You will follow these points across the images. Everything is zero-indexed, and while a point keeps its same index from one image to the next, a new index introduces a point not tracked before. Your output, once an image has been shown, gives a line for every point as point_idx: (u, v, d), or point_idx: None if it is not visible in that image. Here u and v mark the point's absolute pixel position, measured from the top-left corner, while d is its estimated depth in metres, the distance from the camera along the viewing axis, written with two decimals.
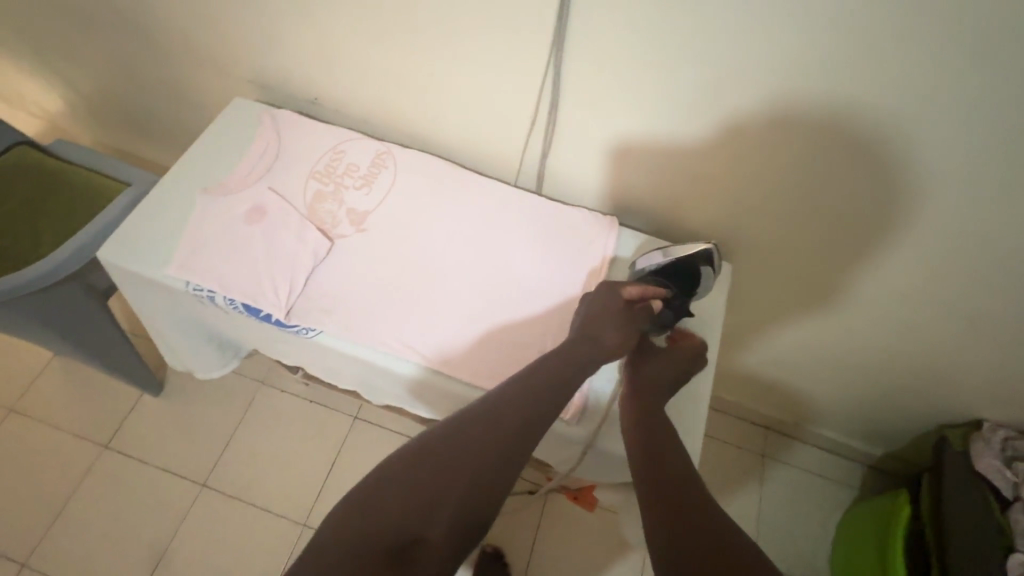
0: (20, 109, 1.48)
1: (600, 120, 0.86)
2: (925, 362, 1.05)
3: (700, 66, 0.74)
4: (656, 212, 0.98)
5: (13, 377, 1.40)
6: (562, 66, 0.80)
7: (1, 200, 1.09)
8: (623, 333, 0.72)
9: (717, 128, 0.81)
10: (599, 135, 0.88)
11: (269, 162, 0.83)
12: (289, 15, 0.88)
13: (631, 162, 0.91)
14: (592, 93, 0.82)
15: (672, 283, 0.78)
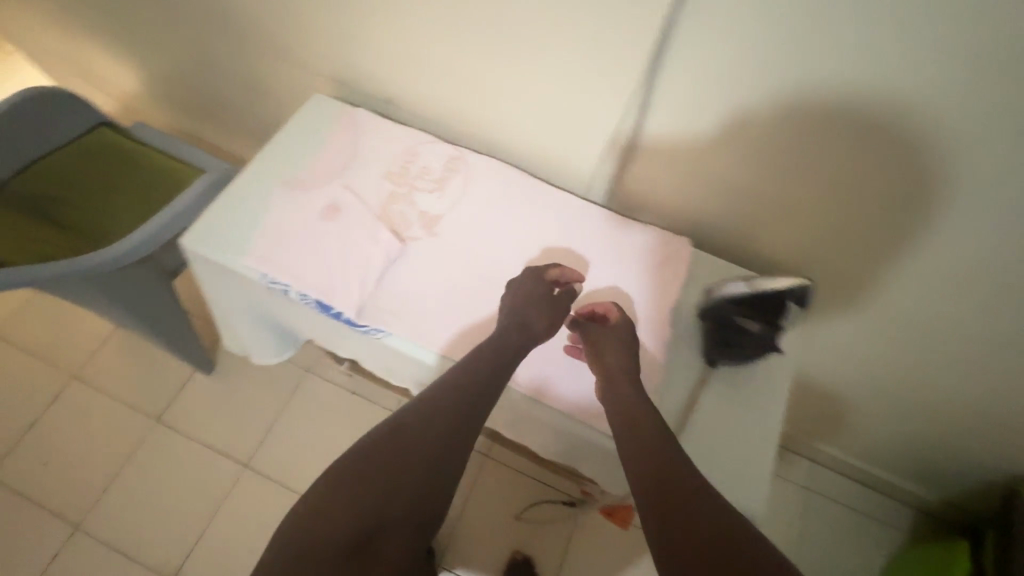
0: (100, 90, 1.55)
1: (683, 138, 0.83)
2: (1004, 411, 0.98)
3: (803, 92, 0.70)
4: (728, 234, 0.94)
5: (77, 345, 1.47)
6: (652, 82, 0.78)
7: (83, 176, 1.13)
8: (547, 313, 0.74)
9: (810, 156, 0.77)
10: (678, 153, 0.86)
11: (346, 160, 0.84)
12: (377, 16, 0.88)
13: (708, 182, 0.88)
14: (679, 112, 0.80)
15: (757, 315, 0.72)
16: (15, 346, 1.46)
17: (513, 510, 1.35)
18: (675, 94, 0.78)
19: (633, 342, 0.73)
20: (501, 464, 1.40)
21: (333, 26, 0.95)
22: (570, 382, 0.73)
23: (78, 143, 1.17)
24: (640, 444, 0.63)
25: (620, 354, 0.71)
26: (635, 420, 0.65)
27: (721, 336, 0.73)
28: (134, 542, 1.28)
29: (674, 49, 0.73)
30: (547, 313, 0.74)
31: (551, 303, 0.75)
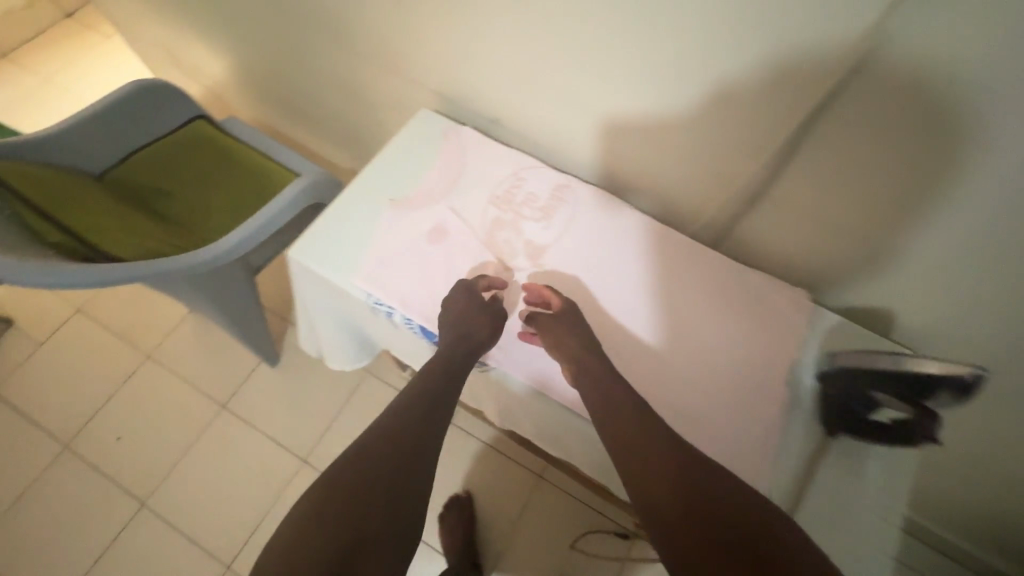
0: (191, 79, 1.59)
1: (824, 199, 0.72)
2: None
3: (1002, 180, 0.57)
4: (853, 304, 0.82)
5: (153, 326, 1.52)
6: (798, 135, 0.68)
7: (180, 170, 1.17)
8: (486, 322, 0.72)
9: (995, 250, 0.63)
10: (812, 213, 0.75)
11: (452, 180, 0.82)
12: (485, 38, 0.82)
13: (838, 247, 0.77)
14: (825, 171, 0.69)
15: (901, 393, 0.62)
16: (96, 321, 1.52)
17: (567, 538, 1.32)
18: (816, 161, 0.69)
19: (581, 319, 0.73)
20: (554, 487, 1.37)
21: (434, 45, 0.90)
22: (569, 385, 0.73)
23: (175, 136, 1.20)
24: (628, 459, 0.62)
25: (574, 333, 0.71)
26: (609, 411, 0.65)
27: (844, 408, 0.68)
28: (194, 525, 1.31)
29: (821, 114, 0.64)
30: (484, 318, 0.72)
31: (486, 312, 0.73)
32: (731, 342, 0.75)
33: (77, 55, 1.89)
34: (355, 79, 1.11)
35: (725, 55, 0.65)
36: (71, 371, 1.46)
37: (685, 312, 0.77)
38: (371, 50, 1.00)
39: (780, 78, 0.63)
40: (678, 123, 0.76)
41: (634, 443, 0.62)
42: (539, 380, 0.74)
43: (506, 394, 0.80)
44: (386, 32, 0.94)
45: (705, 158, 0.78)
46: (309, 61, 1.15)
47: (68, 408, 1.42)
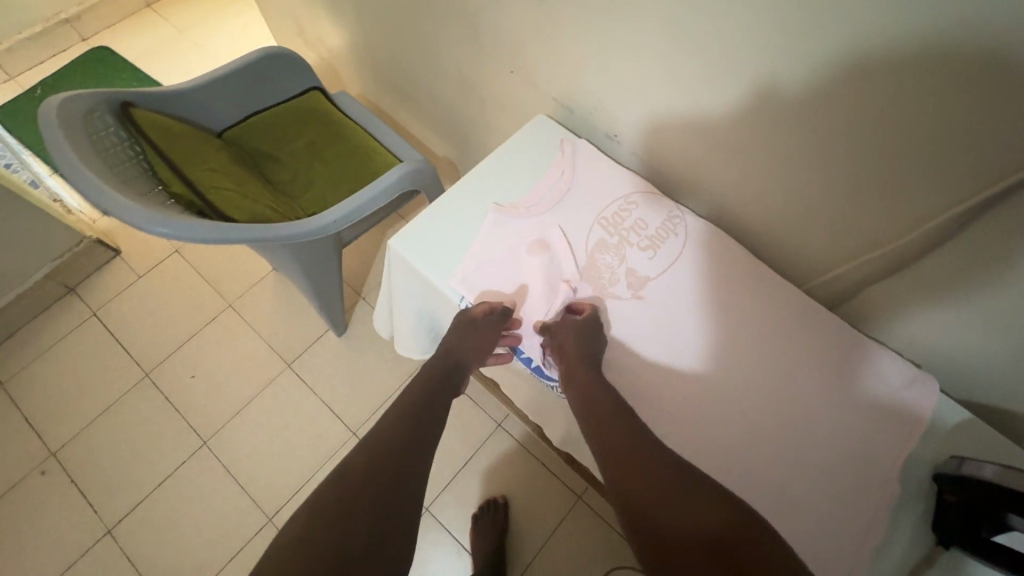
0: (309, 48, 1.65)
1: (983, 291, 0.63)
2: None
3: None
4: (987, 405, 0.73)
5: (238, 277, 1.60)
6: (969, 218, 0.59)
7: (292, 139, 1.22)
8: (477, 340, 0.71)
9: None
10: (961, 301, 0.66)
11: (560, 194, 0.80)
12: (617, 56, 0.79)
13: (979, 343, 0.68)
14: (993, 264, 0.60)
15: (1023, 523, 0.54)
16: (190, 263, 1.62)
17: (597, 568, 1.28)
18: (1001, 253, 0.59)
19: (589, 328, 0.71)
20: (592, 512, 1.33)
21: (564, 52, 0.86)
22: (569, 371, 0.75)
23: (289, 104, 1.25)
24: (630, 465, 0.60)
25: (579, 345, 0.70)
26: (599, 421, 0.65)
27: (963, 516, 0.60)
28: (246, 473, 1.37)
29: (1002, 200, 0.56)
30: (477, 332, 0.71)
31: (485, 332, 0.71)
32: (834, 418, 0.69)
33: (211, 11, 2.01)
34: (471, 72, 1.11)
35: (914, 119, 0.56)
36: (162, 306, 1.56)
37: (790, 376, 0.71)
38: (494, 46, 0.99)
39: (980, 152, 0.54)
40: (828, 179, 0.68)
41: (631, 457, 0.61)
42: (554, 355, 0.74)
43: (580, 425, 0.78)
44: (514, 31, 0.91)
45: (850, 217, 0.70)
46: (428, 48, 1.16)
47: (154, 340, 1.52)
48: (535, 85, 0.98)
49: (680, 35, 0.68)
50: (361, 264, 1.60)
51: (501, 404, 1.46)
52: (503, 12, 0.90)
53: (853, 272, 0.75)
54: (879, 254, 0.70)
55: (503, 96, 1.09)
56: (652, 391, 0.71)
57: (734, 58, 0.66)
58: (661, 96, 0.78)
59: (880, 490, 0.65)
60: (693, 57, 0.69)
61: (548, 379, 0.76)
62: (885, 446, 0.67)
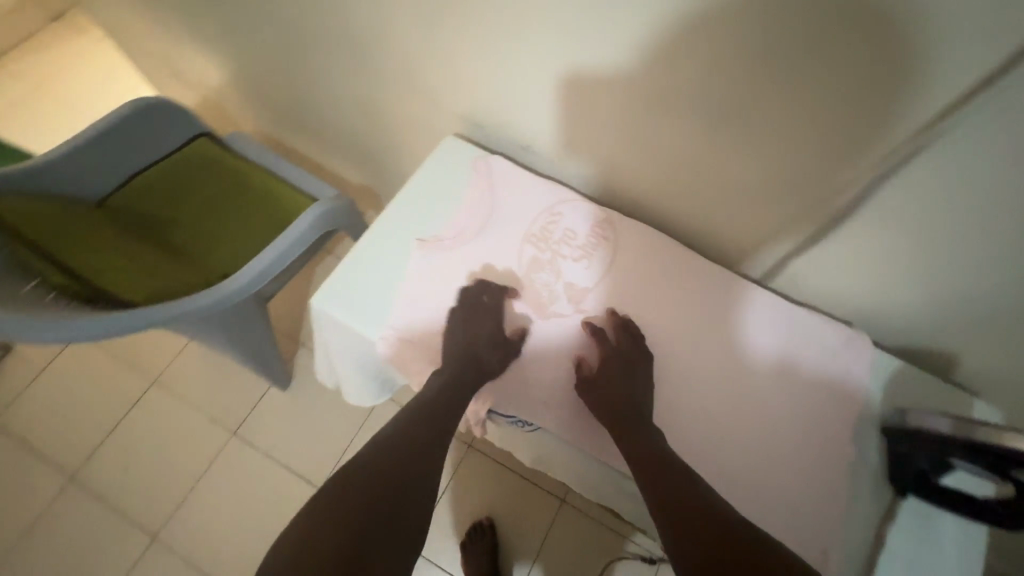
0: (188, 88, 1.52)
1: (897, 241, 0.66)
2: None
3: None
4: (911, 346, 0.79)
5: (158, 348, 1.46)
6: (876, 178, 0.62)
7: (186, 195, 1.11)
8: (494, 323, 0.71)
9: None
10: (879, 254, 0.69)
11: (484, 217, 0.77)
12: (517, 63, 0.76)
13: (898, 290, 0.72)
14: (898, 216, 0.64)
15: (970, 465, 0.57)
16: (99, 345, 1.46)
17: (593, 568, 1.28)
18: (902, 205, 0.62)
19: (635, 345, 0.71)
20: (577, 512, 1.33)
21: (464, 66, 0.83)
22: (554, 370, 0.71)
23: (176, 157, 1.14)
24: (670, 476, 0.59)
25: (637, 372, 0.69)
26: (641, 424, 0.65)
27: (915, 466, 0.63)
28: (210, 559, 1.27)
29: (897, 160, 0.59)
30: (494, 334, 0.70)
31: (493, 312, 0.72)
32: (784, 393, 0.70)
33: (67, 61, 1.80)
34: (370, 96, 1.05)
35: (817, 91, 0.57)
36: (74, 399, 1.40)
37: (741, 358, 0.72)
38: (389, 67, 0.93)
39: (883, 114, 0.56)
40: (741, 159, 0.69)
41: (654, 460, 0.61)
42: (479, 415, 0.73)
43: (545, 450, 0.76)
44: (408, 49, 0.87)
45: (768, 195, 0.72)
46: (320, 76, 1.09)
47: (73, 438, 1.36)
48: (439, 102, 0.94)
49: (577, 35, 0.67)
50: (292, 310, 1.50)
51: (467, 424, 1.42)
52: (392, 31, 0.85)
53: (780, 246, 0.77)
54: (802, 225, 0.72)
55: (408, 118, 1.04)
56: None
57: (637, 54, 0.65)
58: (570, 100, 0.77)
59: (843, 452, 0.67)
60: (592, 55, 0.69)
61: (500, 413, 0.71)
62: (834, 410, 0.69)
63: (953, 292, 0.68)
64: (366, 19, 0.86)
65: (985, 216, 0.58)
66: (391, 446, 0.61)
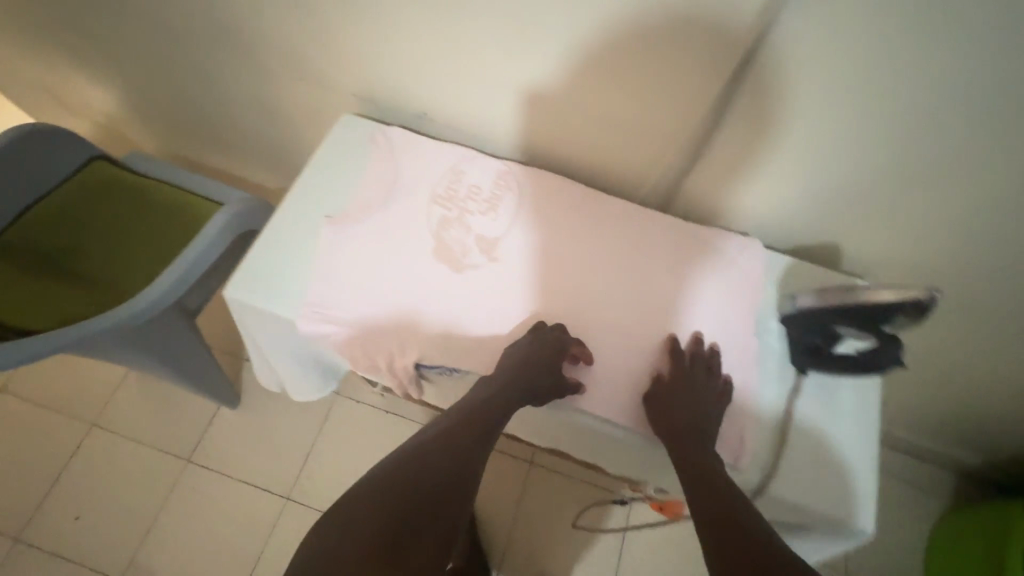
0: (77, 117, 1.44)
1: (765, 140, 0.75)
2: None
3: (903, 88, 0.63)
4: (796, 240, 0.89)
5: (92, 391, 1.40)
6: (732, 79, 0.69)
7: (87, 220, 1.06)
8: (557, 364, 0.68)
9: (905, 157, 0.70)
10: (753, 156, 0.78)
11: (389, 186, 0.78)
12: (401, 27, 0.79)
13: (774, 189, 0.81)
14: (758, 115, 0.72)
15: (854, 326, 0.63)
16: (26, 399, 1.38)
17: (568, 519, 1.33)
18: (759, 103, 0.70)
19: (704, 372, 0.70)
20: (548, 471, 1.37)
21: (352, 40, 0.85)
22: (477, 318, 0.72)
23: (73, 184, 1.09)
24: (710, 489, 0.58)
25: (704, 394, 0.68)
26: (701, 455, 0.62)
27: (808, 343, 0.69)
28: None
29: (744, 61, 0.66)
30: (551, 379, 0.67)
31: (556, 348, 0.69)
32: (693, 304, 0.75)
33: None
34: (267, 91, 1.04)
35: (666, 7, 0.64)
36: (6, 458, 1.32)
37: (651, 279, 0.77)
38: (280, 57, 0.93)
39: (726, 20, 0.63)
40: (619, 88, 0.76)
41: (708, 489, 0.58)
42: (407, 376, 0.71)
43: None
44: (295, 32, 0.87)
45: (650, 119, 0.78)
46: (213, 77, 1.07)
47: (12, 498, 1.29)
48: (336, 84, 0.95)
49: None
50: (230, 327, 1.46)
51: (427, 408, 1.42)
52: (276, 15, 0.86)
53: (672, 163, 0.83)
54: (684, 142, 0.79)
55: (309, 107, 1.04)
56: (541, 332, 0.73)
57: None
58: (457, 54, 0.80)
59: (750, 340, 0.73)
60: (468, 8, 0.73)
61: (428, 365, 0.70)
62: (739, 311, 0.75)
63: (821, 170, 0.76)
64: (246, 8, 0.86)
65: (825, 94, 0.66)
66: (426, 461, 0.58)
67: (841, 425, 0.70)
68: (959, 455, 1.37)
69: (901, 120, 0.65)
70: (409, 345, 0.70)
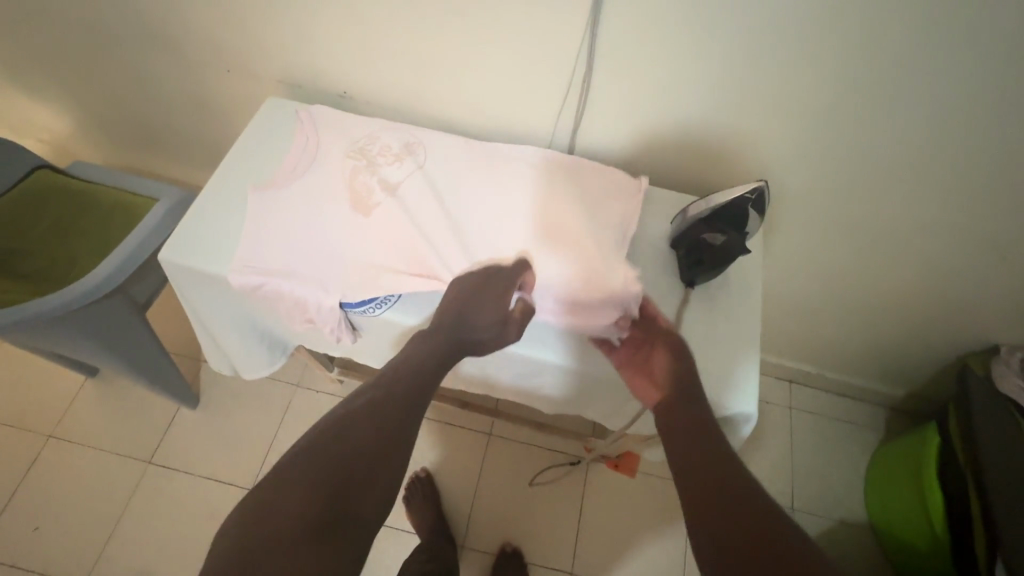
0: (20, 137, 1.48)
1: (636, 80, 0.90)
2: (931, 284, 1.15)
3: (727, 18, 0.78)
4: (684, 174, 1.05)
5: (47, 404, 1.40)
6: (601, 30, 0.83)
7: (32, 223, 1.10)
8: (500, 305, 0.76)
9: (745, 79, 0.86)
10: (629, 94, 0.92)
11: (309, 147, 0.86)
12: (320, 11, 0.90)
13: (654, 126, 0.98)
14: (629, 56, 0.86)
15: (720, 227, 0.78)
16: None
17: (525, 478, 1.38)
18: (624, 45, 0.85)
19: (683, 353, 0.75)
20: (506, 441, 1.42)
21: (275, 22, 0.94)
22: (397, 259, 0.80)
23: (16, 192, 1.13)
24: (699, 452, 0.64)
25: (676, 366, 0.74)
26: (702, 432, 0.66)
27: (693, 255, 0.79)
28: None
29: (603, 11, 0.81)
30: (493, 324, 0.76)
31: (506, 288, 0.77)
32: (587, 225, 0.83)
33: None
34: (206, 88, 1.12)
35: None
36: None
37: (540, 197, 0.85)
38: (215, 51, 1.03)
39: None
40: (513, 48, 0.88)
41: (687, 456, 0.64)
42: (336, 322, 0.80)
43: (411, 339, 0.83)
44: (225, 26, 0.97)
45: (543, 75, 0.92)
46: (153, 82, 1.15)
47: None
48: (269, 73, 1.04)
49: None
50: (187, 329, 1.50)
51: None
52: (207, 11, 0.95)
53: (576, 106, 0.96)
54: (575, 93, 0.94)
55: (247, 101, 1.12)
56: (454, 258, 0.80)
57: None
58: (369, 21, 0.90)
59: (615, 251, 0.81)
60: None
61: (352, 305, 0.78)
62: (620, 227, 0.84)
63: (693, 82, 0.88)
64: (178, 5, 0.96)
65: (673, 32, 0.82)
66: (369, 420, 0.66)
67: (722, 322, 0.81)
68: (883, 388, 1.48)
69: (739, 28, 0.79)
70: (334, 287, 0.77)
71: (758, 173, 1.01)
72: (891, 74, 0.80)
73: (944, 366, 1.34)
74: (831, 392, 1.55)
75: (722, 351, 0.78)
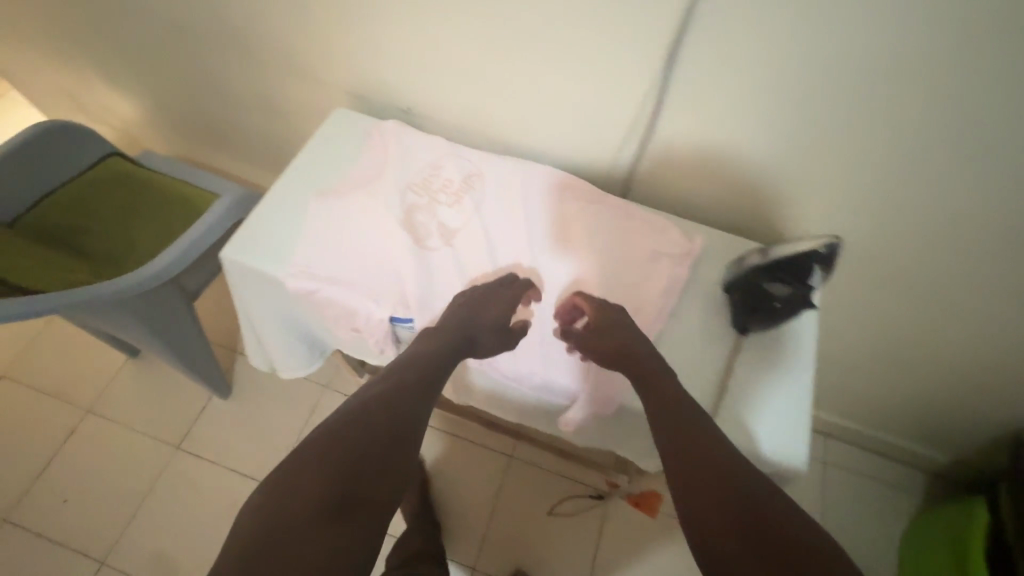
0: (96, 123, 1.56)
1: (701, 121, 0.89)
2: (992, 353, 1.09)
3: (804, 69, 0.77)
4: (739, 216, 1.03)
5: (89, 379, 1.45)
6: (674, 68, 0.83)
7: (101, 208, 1.15)
8: (501, 314, 0.77)
9: (815, 129, 0.84)
10: (692, 133, 0.92)
11: (375, 169, 0.88)
12: (397, 29, 0.93)
13: (713, 167, 0.96)
14: (698, 97, 0.86)
15: (782, 279, 0.77)
16: (25, 385, 1.44)
17: (544, 507, 1.36)
18: (695, 86, 0.85)
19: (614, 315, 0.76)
20: (527, 464, 1.40)
21: (352, 36, 0.97)
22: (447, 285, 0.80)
23: (87, 176, 1.18)
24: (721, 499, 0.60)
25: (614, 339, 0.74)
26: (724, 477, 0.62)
27: (749, 303, 0.78)
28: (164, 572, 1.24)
29: (678, 52, 0.81)
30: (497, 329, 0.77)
31: (506, 299, 0.79)
32: (641, 273, 0.82)
33: None
34: (276, 92, 1.16)
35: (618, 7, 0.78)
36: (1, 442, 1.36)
37: (597, 241, 0.84)
38: (291, 59, 1.07)
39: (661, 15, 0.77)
40: (582, 79, 0.89)
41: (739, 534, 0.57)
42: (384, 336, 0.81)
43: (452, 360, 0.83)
44: (304, 35, 1.01)
45: (609, 106, 0.92)
46: (228, 83, 1.20)
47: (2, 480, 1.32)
48: (339, 83, 1.07)
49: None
50: (227, 320, 1.54)
51: None
52: (289, 21, 1.00)
53: (637, 139, 0.96)
54: (638, 127, 0.94)
55: (313, 107, 1.16)
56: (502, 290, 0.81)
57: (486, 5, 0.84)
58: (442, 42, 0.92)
59: (657, 303, 0.79)
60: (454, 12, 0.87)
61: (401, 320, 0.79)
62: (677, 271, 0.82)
63: (760, 128, 0.87)
64: (262, 14, 1.00)
65: (746, 77, 0.81)
66: (374, 408, 0.67)
67: (774, 377, 0.78)
68: (926, 454, 1.41)
69: (815, 80, 0.78)
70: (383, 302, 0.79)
71: (818, 222, 0.99)
72: (972, 139, 0.77)
73: (997, 439, 1.27)
74: (868, 450, 1.49)
75: (773, 406, 0.76)
